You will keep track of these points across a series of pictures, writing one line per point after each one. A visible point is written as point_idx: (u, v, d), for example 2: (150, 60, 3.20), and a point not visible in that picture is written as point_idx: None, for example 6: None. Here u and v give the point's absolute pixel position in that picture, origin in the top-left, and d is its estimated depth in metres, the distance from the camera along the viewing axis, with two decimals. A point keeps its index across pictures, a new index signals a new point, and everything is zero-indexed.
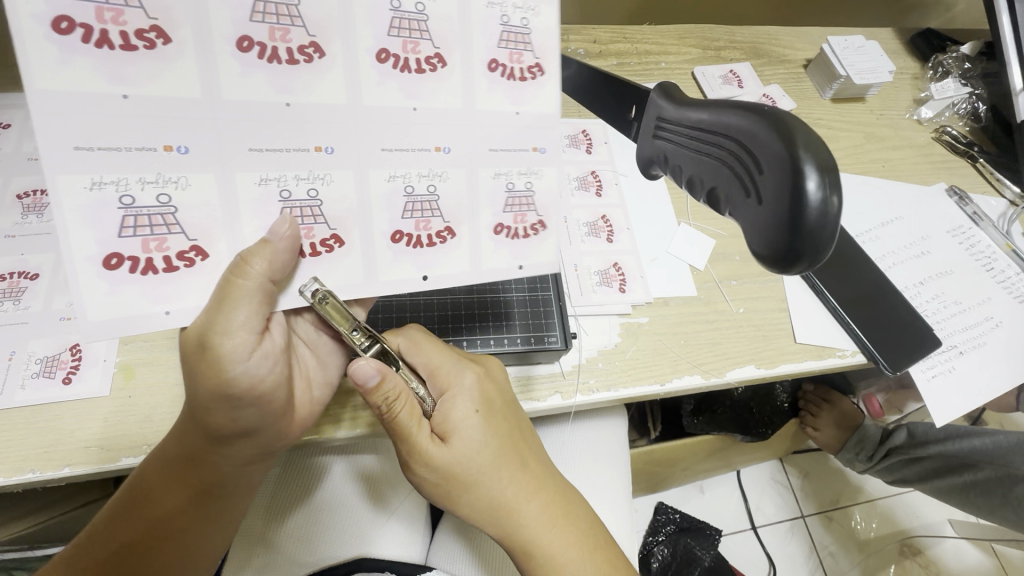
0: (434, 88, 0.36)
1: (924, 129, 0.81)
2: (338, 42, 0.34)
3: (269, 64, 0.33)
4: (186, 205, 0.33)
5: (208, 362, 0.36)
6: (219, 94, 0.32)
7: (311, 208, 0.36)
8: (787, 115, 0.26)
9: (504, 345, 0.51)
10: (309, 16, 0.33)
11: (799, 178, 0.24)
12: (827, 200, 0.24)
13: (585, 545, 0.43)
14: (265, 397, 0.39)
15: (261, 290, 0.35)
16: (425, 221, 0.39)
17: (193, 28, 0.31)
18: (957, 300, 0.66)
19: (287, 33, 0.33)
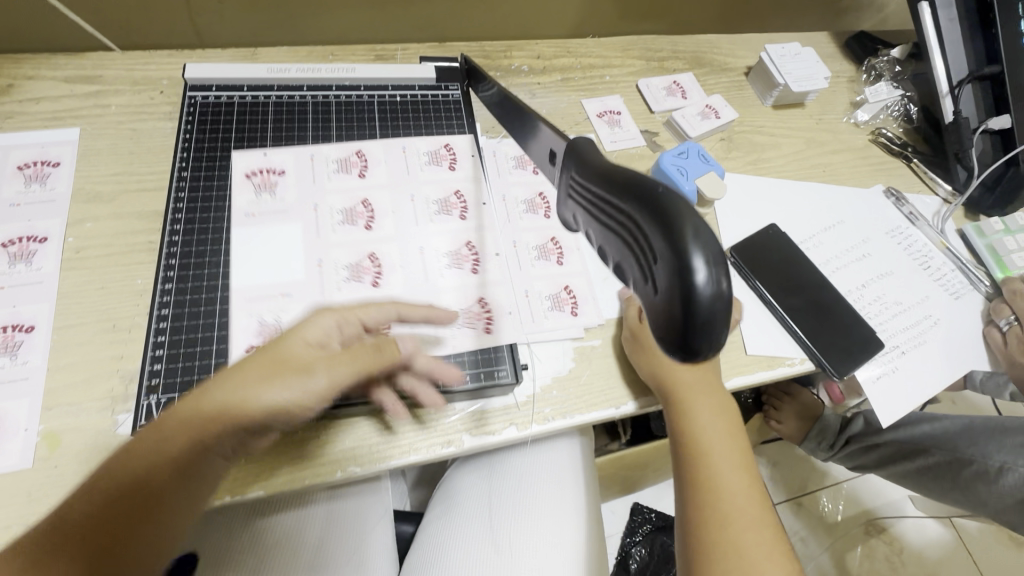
0: (476, 243, 0.59)
1: (862, 132, 0.83)
2: (426, 222, 0.59)
3: (422, 226, 0.58)
4: (321, 317, 0.52)
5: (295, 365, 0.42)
6: (392, 244, 0.57)
7: (296, 339, 0.50)
8: (678, 198, 0.20)
9: (455, 383, 0.52)
10: (413, 212, 0.59)
11: (692, 278, 0.18)
12: (719, 290, 0.19)
13: (732, 436, 0.52)
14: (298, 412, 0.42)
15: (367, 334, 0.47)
16: (299, 350, 0.50)
17: (375, 221, 0.58)
18: (898, 300, 0.69)
19: (412, 217, 0.59)
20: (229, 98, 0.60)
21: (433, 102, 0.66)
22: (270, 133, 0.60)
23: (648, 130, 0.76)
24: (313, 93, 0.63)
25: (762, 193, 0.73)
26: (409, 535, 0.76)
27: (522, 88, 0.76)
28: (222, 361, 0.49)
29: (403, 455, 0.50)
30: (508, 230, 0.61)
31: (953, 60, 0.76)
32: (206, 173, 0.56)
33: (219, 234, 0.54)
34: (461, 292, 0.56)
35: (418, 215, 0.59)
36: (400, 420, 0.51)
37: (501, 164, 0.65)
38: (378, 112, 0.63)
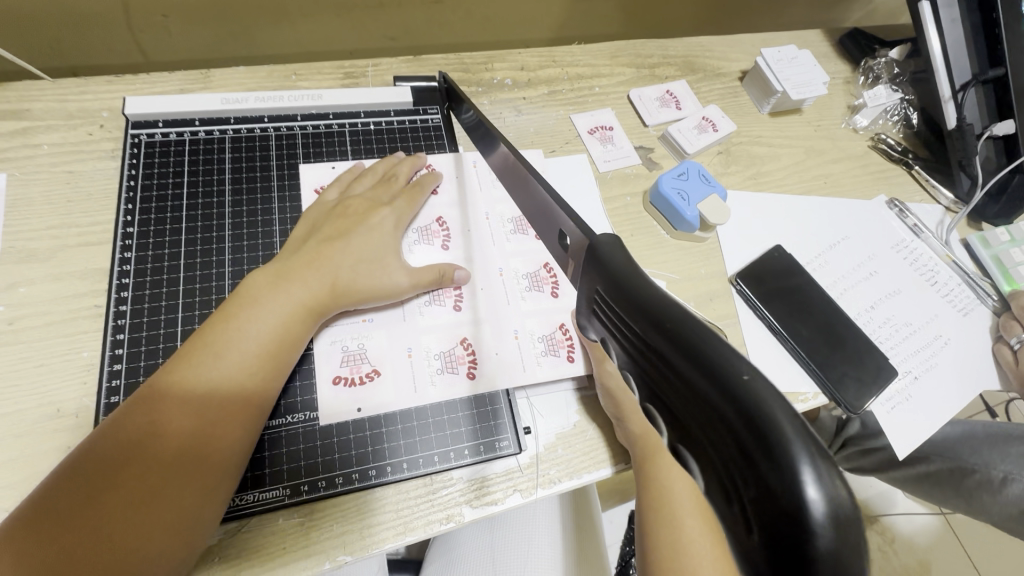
0: (569, 294, 0.55)
1: (861, 138, 0.80)
2: (526, 254, 0.55)
3: (524, 245, 0.55)
4: (381, 338, 0.48)
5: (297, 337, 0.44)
6: (484, 251, 0.54)
7: (358, 355, 0.47)
8: (773, 399, 0.15)
9: (452, 461, 0.46)
10: (537, 246, 0.56)
11: (810, 532, 0.14)
12: (840, 509, 0.14)
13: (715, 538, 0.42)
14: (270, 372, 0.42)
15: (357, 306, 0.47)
16: (357, 367, 0.47)
17: (489, 237, 0.55)
18: (908, 320, 0.66)
19: (531, 243, 0.56)
20: (179, 135, 0.53)
21: (410, 127, 0.59)
22: (229, 173, 0.52)
23: (642, 146, 0.71)
24: (276, 125, 0.56)
25: (764, 210, 0.69)
26: None
27: (506, 104, 0.70)
28: (305, 383, 0.46)
29: (397, 536, 0.44)
30: (495, 255, 0.54)
31: (956, 64, 0.72)
32: (156, 226, 0.49)
33: (174, 299, 0.46)
34: (445, 350, 0.49)
35: (535, 249, 0.56)
36: (390, 496, 0.45)
37: (484, 179, 0.58)
38: (351, 143, 0.57)
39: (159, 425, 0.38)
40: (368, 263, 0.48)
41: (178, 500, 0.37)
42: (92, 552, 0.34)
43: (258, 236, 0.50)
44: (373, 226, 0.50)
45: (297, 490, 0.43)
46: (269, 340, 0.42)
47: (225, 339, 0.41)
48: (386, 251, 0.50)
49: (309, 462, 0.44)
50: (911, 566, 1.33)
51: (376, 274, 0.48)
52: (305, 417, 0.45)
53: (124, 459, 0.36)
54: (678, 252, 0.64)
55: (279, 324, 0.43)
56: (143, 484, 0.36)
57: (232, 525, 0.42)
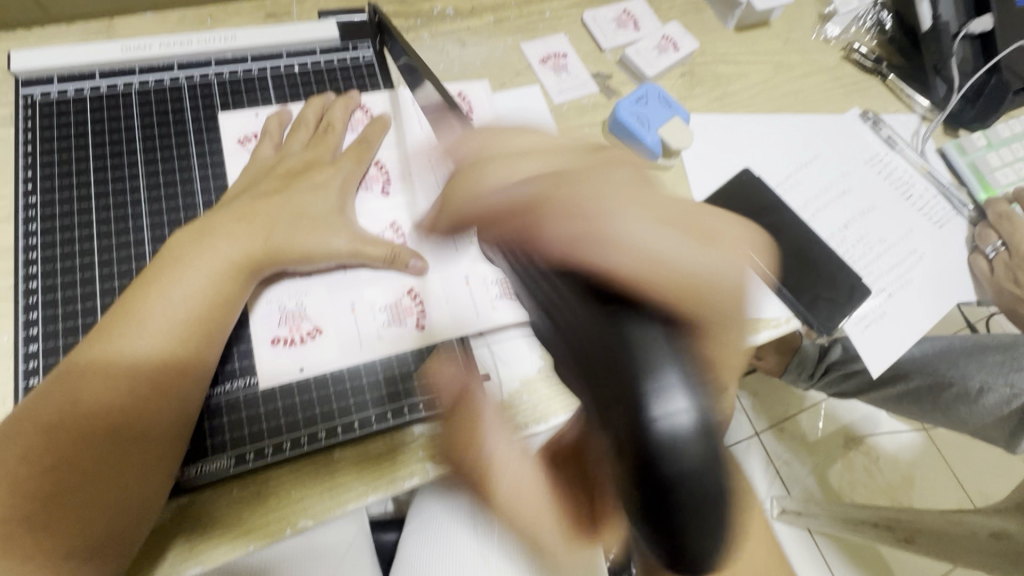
0: None
1: (833, 49, 0.75)
2: None
3: None
4: (319, 295, 0.44)
5: (233, 301, 0.39)
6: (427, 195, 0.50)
7: (297, 313, 0.43)
8: None
9: (407, 416, 0.44)
10: None
11: None
12: None
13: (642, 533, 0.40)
14: (206, 340, 0.38)
15: (292, 264, 0.42)
16: (296, 326, 0.43)
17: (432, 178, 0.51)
18: (882, 237, 0.64)
19: None
20: (78, 92, 0.48)
21: (339, 67, 0.53)
22: (139, 130, 0.47)
23: (599, 73, 0.66)
24: (188, 73, 0.50)
25: (731, 133, 0.65)
26: (394, 543, 0.71)
27: (449, 37, 0.64)
28: (243, 349, 0.42)
29: (361, 497, 0.42)
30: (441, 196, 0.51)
31: None
32: (62, 194, 0.44)
33: (90, 271, 0.43)
34: (393, 304, 0.46)
35: None
36: (350, 457, 0.43)
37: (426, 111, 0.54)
38: (273, 88, 0.51)
39: (85, 399, 0.34)
40: (312, 220, 0.43)
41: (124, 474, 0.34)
42: (48, 533, 0.32)
43: (177, 197, 0.46)
44: (320, 182, 0.45)
45: (242, 459, 0.40)
46: (202, 300, 0.38)
47: (153, 303, 0.37)
48: (334, 209, 0.44)
49: (254, 428, 0.41)
50: (895, 482, 1.37)
51: (317, 231, 0.43)
52: (245, 383, 0.41)
53: (54, 440, 0.33)
54: (641, 184, 0.61)
55: (212, 288, 0.38)
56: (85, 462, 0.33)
57: (185, 498, 0.40)
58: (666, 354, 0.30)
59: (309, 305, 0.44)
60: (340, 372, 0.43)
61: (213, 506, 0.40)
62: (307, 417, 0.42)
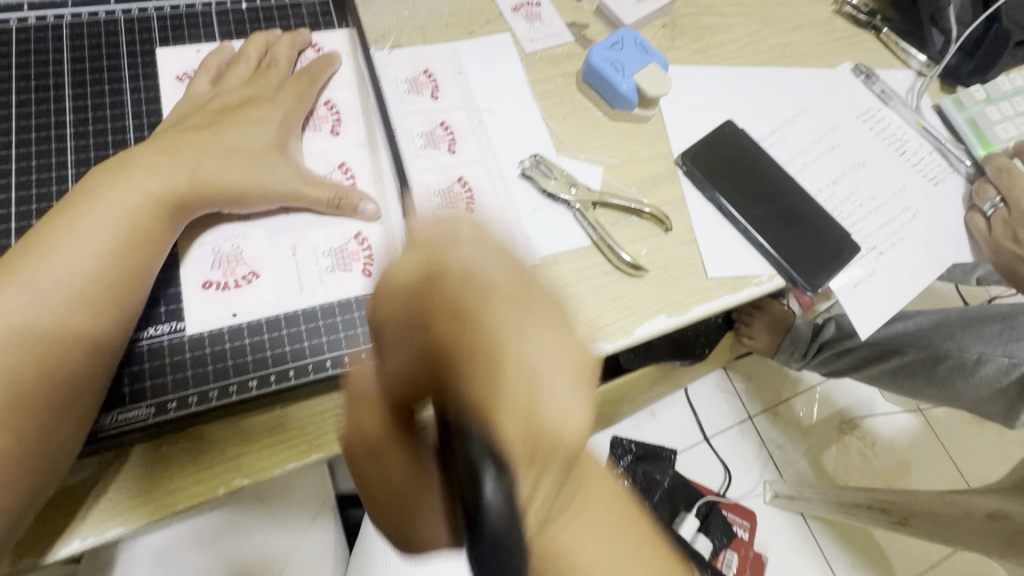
0: (485, 208, 0.50)
1: (824, 2, 0.71)
2: (434, 165, 0.51)
3: (433, 152, 0.51)
4: (256, 239, 0.40)
5: (151, 237, 0.36)
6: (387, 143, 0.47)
7: (233, 256, 0.40)
8: None
9: (349, 367, 0.39)
10: (445, 164, 0.51)
11: None
12: None
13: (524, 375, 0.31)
14: (119, 277, 0.34)
15: (225, 200, 0.38)
16: (231, 269, 0.39)
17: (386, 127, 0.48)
18: (873, 194, 0.60)
19: (440, 156, 0.51)
20: (5, 23, 0.44)
21: (291, 5, 0.50)
22: (68, 64, 0.44)
23: (575, 23, 0.63)
24: (125, 6, 0.47)
25: (713, 85, 0.62)
26: (361, 519, 0.68)
27: None
28: (171, 293, 0.38)
29: (301, 457, 0.40)
30: None
31: None
32: None
33: (7, 209, 0.39)
34: (340, 248, 0.41)
35: (444, 165, 0.51)
36: (292, 415, 0.40)
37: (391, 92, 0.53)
38: (217, 23, 0.48)
39: None
40: (245, 155, 0.39)
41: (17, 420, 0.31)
42: None
43: (107, 135, 0.43)
44: (259, 118, 0.41)
45: (163, 409, 0.36)
46: (115, 236, 0.34)
47: (59, 237, 0.33)
48: (275, 144, 0.41)
49: (176, 377, 0.37)
50: (892, 466, 1.34)
51: (252, 167, 0.39)
52: (172, 329, 0.37)
53: None
54: (617, 136, 0.57)
55: (127, 220, 0.35)
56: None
57: (112, 454, 0.38)
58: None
59: (247, 249, 0.40)
60: (275, 318, 0.39)
61: (141, 462, 0.38)
62: (237, 366, 0.38)
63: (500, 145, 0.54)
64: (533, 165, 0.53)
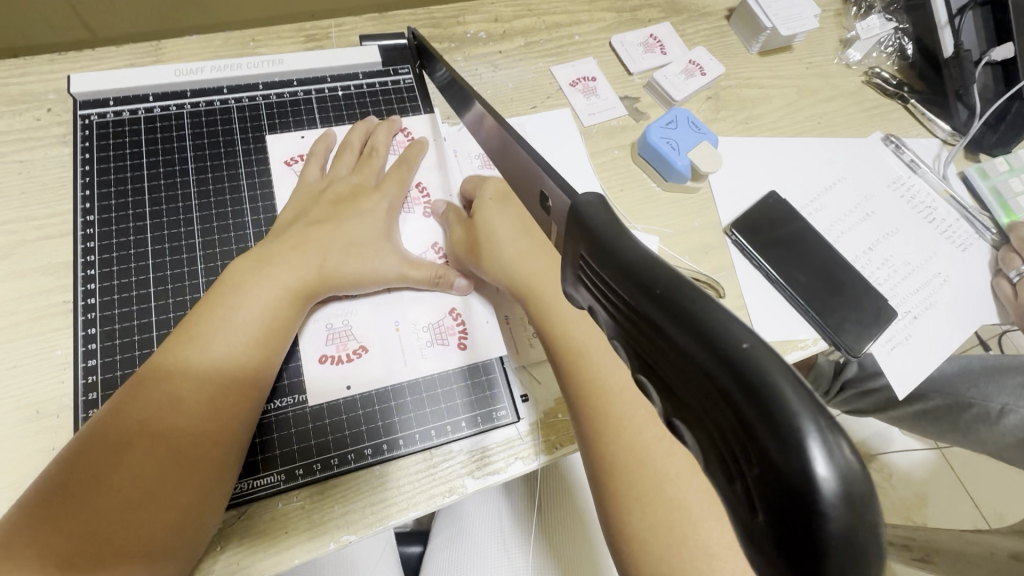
0: None
1: (854, 73, 0.76)
2: None
3: None
4: (364, 318, 0.47)
5: (283, 326, 0.41)
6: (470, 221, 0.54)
7: (344, 332, 0.46)
8: (774, 369, 0.14)
9: (448, 435, 0.45)
10: None
11: (810, 502, 0.13)
12: (845, 467, 0.13)
13: None
14: (258, 363, 0.40)
15: (343, 288, 0.45)
16: (343, 344, 0.46)
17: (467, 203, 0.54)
18: (907, 260, 0.65)
19: None
20: (133, 113, 0.49)
21: (380, 90, 0.55)
22: (191, 151, 0.49)
23: (628, 96, 0.68)
24: (237, 95, 0.52)
25: (756, 156, 0.67)
26: (417, 555, 0.72)
27: (482, 60, 0.66)
28: (295, 366, 0.44)
29: (401, 512, 0.43)
30: None
31: None
32: (118, 213, 0.46)
33: (145, 288, 0.44)
34: (436, 328, 0.48)
35: None
36: (392, 475, 0.44)
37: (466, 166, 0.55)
38: (317, 110, 0.53)
39: (148, 419, 0.36)
40: (359, 246, 0.45)
41: (178, 488, 0.36)
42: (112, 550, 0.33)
43: (228, 217, 0.47)
44: (368, 208, 0.47)
45: (292, 475, 0.42)
46: (258, 325, 0.40)
47: (213, 326, 0.39)
48: (382, 234, 0.47)
49: (304, 442, 0.43)
50: (909, 499, 1.37)
51: (366, 257, 0.45)
52: (296, 400, 0.44)
53: (120, 460, 0.35)
54: (671, 205, 0.62)
55: (268, 312, 0.41)
56: (143, 476, 0.35)
57: (234, 514, 0.41)
58: (779, 358, 0.14)
59: (356, 326, 0.46)
60: (385, 391, 0.45)
61: (264, 521, 0.41)
62: (354, 434, 0.44)
63: None
64: None
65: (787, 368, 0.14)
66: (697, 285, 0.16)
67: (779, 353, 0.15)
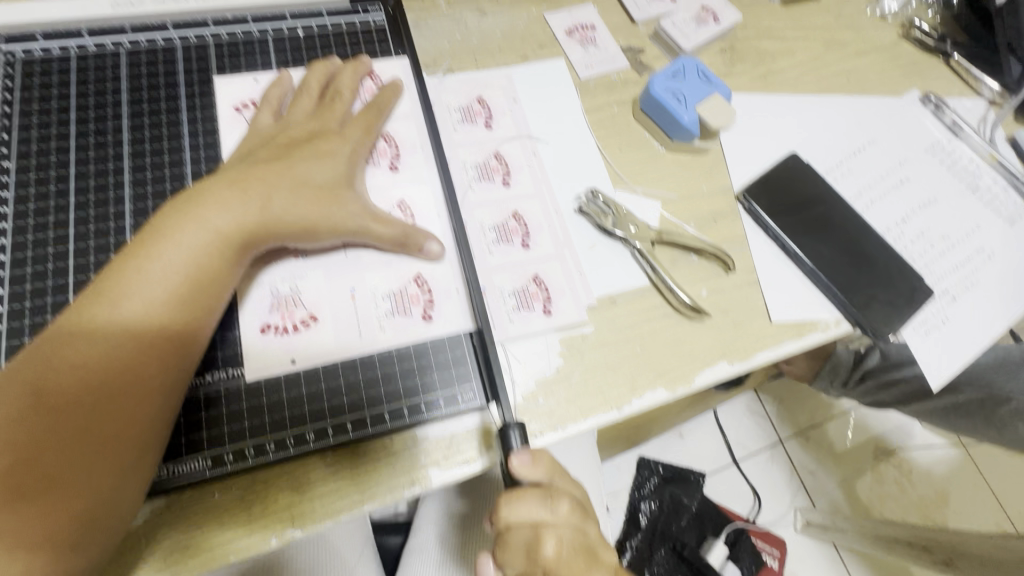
0: (541, 245, 0.49)
1: (890, 25, 0.68)
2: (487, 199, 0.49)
3: (490, 183, 0.50)
4: (313, 284, 0.41)
5: (215, 280, 0.36)
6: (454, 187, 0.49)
7: (291, 298, 0.40)
8: None
9: (405, 418, 0.39)
10: (499, 197, 0.50)
11: None
12: None
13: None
14: (185, 323, 0.35)
15: (292, 239, 0.39)
16: (290, 312, 0.40)
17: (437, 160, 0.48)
18: (945, 234, 0.57)
19: (495, 190, 0.50)
20: (63, 49, 0.44)
21: (347, 31, 0.49)
22: (126, 94, 0.43)
23: (631, 47, 0.60)
24: (183, 33, 0.46)
25: (775, 115, 0.59)
26: (397, 548, 0.67)
27: (467, 5, 0.59)
28: (236, 337, 0.39)
29: (355, 507, 0.38)
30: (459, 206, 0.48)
31: None
32: (38, 161, 0.41)
33: (64, 246, 0.39)
34: (403, 295, 0.42)
35: (500, 200, 0.50)
36: (341, 464, 0.38)
37: (445, 119, 0.52)
38: (275, 52, 0.47)
39: (49, 386, 0.31)
40: (314, 190, 0.39)
41: (82, 470, 0.31)
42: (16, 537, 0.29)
43: (164, 167, 0.42)
44: (325, 151, 0.41)
45: (219, 461, 0.37)
46: (182, 277, 0.35)
47: (127, 280, 0.33)
48: (340, 179, 0.41)
49: (236, 423, 0.38)
50: (929, 498, 1.30)
51: (318, 204, 0.39)
52: (229, 375, 0.38)
53: (18, 435, 0.30)
54: (675, 168, 0.55)
55: (196, 262, 0.35)
56: (41, 458, 0.30)
57: (156, 505, 0.36)
58: None
59: (307, 290, 0.41)
60: (333, 367, 0.40)
61: (192, 510, 0.36)
62: (296, 416, 0.38)
63: (556, 178, 0.52)
64: (590, 200, 0.51)
65: None
66: None
67: None
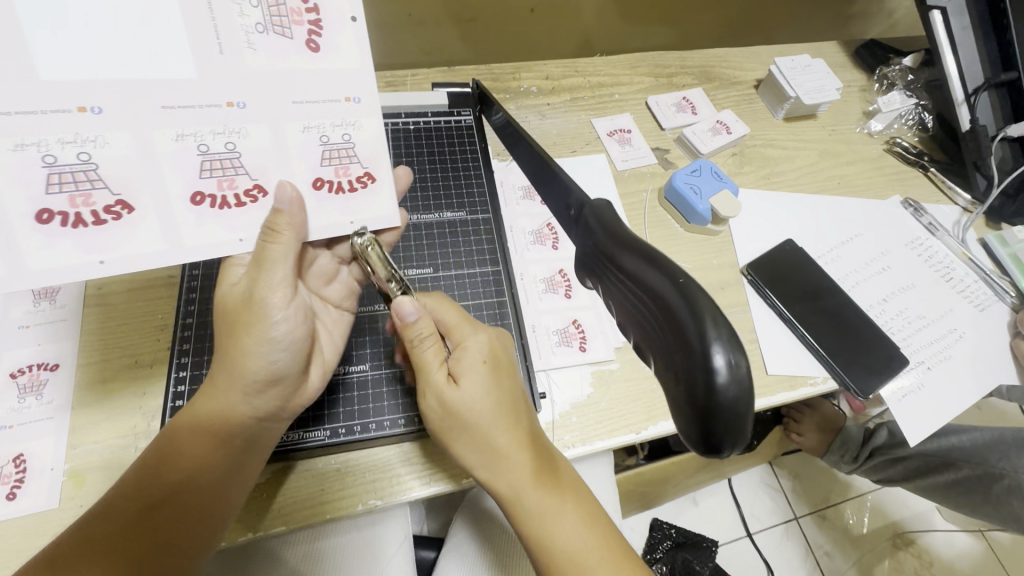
0: (580, 295, 0.61)
1: (876, 142, 0.82)
2: (539, 259, 0.63)
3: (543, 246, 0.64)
4: (106, 162, 0.37)
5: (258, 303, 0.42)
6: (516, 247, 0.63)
7: (84, 172, 0.37)
8: (702, 302, 0.28)
9: None
10: (550, 258, 0.63)
11: (712, 379, 0.27)
12: (736, 367, 0.27)
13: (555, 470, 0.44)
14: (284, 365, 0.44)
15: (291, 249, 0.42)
16: (84, 196, 0.37)
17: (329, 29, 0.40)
18: (921, 314, 0.67)
19: (547, 252, 0.63)
20: None
21: (445, 127, 0.66)
22: None
23: (659, 147, 0.76)
24: None
25: (776, 208, 0.73)
26: (430, 561, 0.73)
27: (531, 109, 0.76)
28: (359, 351, 0.53)
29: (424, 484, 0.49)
30: (517, 261, 0.62)
31: (964, 52, 0.74)
32: None
33: None
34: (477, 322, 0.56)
35: (550, 259, 0.63)
36: (417, 449, 0.51)
37: (509, 195, 0.66)
38: (392, 139, 0.64)
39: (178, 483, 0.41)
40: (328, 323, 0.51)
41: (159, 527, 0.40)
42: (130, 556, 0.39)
43: None
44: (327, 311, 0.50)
45: (335, 432, 0.49)
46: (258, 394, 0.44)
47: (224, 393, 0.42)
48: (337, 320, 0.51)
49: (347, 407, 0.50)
50: None
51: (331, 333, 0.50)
52: (345, 369, 0.52)
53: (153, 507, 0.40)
54: (691, 244, 0.68)
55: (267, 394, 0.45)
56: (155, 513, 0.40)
57: (280, 467, 0.49)
58: (702, 291, 0.29)
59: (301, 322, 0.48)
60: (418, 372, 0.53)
61: (307, 471, 0.49)
62: (393, 406, 0.51)
63: None
64: None
65: (712, 303, 0.28)
66: (670, 257, 0.31)
67: (710, 296, 0.29)
